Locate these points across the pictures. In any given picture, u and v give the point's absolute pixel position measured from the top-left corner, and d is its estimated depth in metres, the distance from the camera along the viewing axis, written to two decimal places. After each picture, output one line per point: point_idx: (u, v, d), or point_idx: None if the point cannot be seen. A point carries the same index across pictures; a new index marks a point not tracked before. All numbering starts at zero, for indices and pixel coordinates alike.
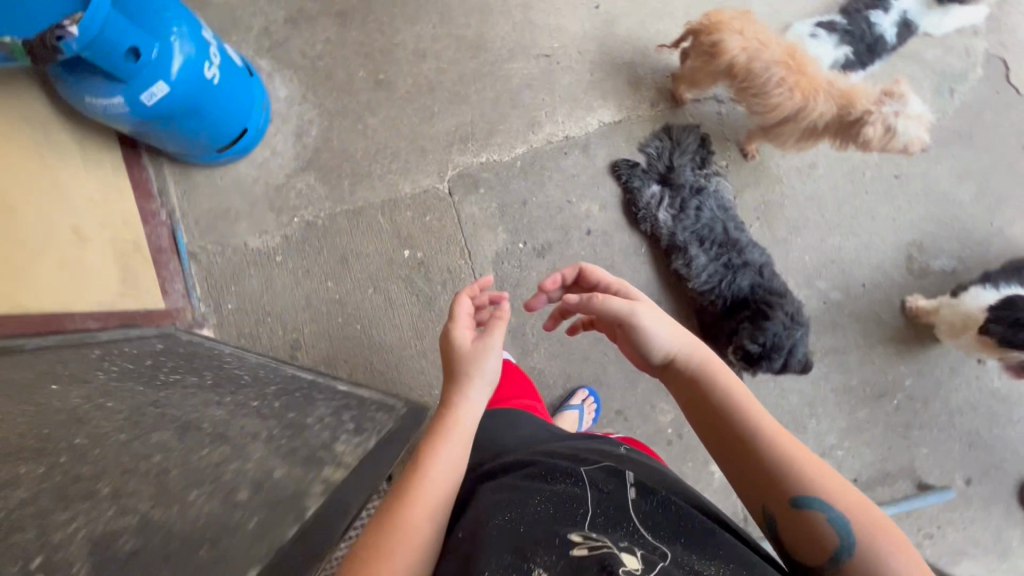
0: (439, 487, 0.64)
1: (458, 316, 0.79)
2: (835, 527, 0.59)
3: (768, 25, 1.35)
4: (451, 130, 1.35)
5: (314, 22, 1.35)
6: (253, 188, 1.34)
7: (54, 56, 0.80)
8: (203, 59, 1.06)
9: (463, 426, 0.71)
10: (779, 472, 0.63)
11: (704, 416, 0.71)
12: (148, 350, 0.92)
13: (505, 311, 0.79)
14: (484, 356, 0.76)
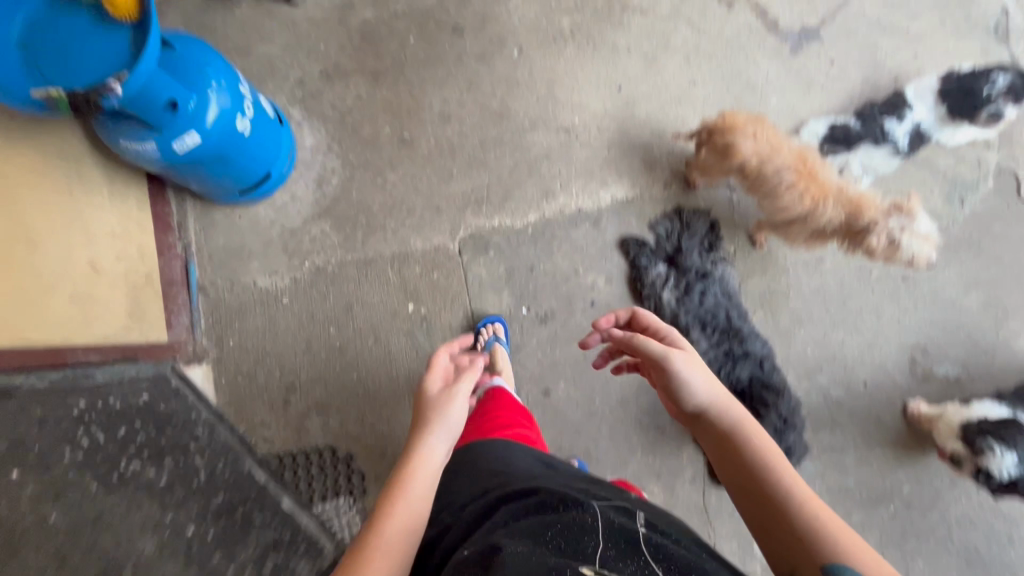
0: (403, 521, 0.69)
1: (435, 366, 0.86)
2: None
3: (783, 120, 1.39)
4: (466, 192, 1.38)
5: (346, 78, 1.40)
6: (269, 229, 1.37)
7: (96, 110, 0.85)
8: (236, 111, 1.10)
9: (429, 466, 0.75)
10: (805, 530, 0.64)
11: (735, 468, 0.74)
12: (134, 405, 0.93)
13: (475, 368, 0.86)
14: (449, 404, 0.81)
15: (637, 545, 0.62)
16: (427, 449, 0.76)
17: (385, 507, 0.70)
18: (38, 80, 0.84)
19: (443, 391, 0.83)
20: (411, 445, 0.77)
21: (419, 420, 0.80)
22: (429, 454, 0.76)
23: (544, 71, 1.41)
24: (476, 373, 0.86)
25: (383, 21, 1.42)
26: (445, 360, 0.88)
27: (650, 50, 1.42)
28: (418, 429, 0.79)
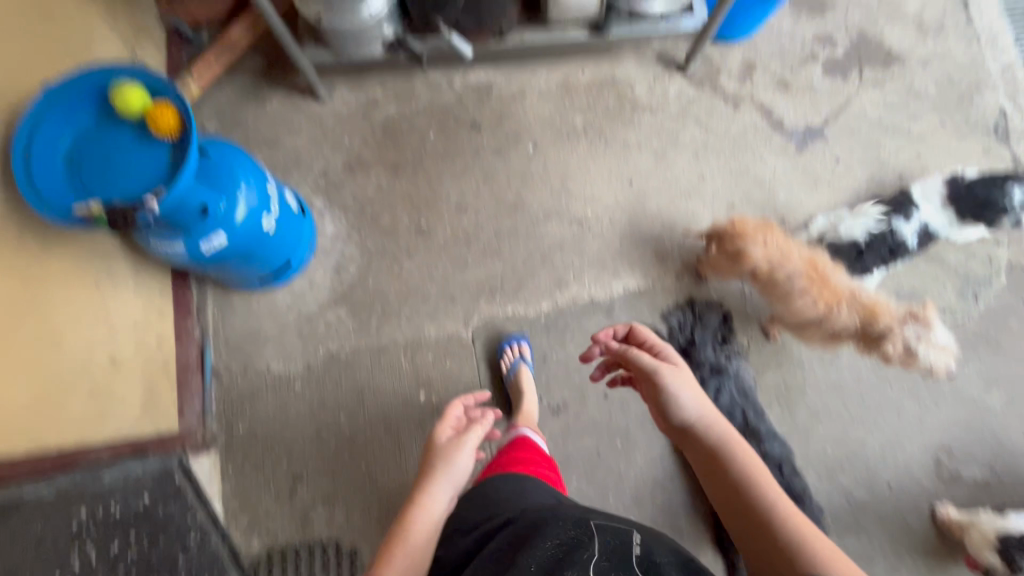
0: (415, 550, 0.82)
1: (447, 417, 1.00)
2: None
3: (790, 215, 1.43)
4: (480, 281, 1.40)
5: (368, 169, 1.46)
6: (285, 314, 1.39)
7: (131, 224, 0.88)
8: (263, 211, 1.14)
9: (436, 507, 0.87)
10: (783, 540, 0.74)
11: (721, 480, 0.85)
12: (132, 511, 0.91)
13: (484, 423, 0.98)
14: (455, 455, 0.93)
15: (626, 558, 0.73)
16: (430, 496, 0.88)
17: (396, 542, 0.83)
18: (81, 194, 0.88)
19: (452, 440, 0.95)
20: (422, 485, 0.90)
21: (429, 465, 0.93)
22: (435, 500, 0.88)
23: (558, 165, 1.47)
24: (484, 428, 0.98)
25: (405, 117, 1.49)
26: (457, 413, 1.01)
27: (660, 147, 1.47)
28: (429, 474, 0.91)
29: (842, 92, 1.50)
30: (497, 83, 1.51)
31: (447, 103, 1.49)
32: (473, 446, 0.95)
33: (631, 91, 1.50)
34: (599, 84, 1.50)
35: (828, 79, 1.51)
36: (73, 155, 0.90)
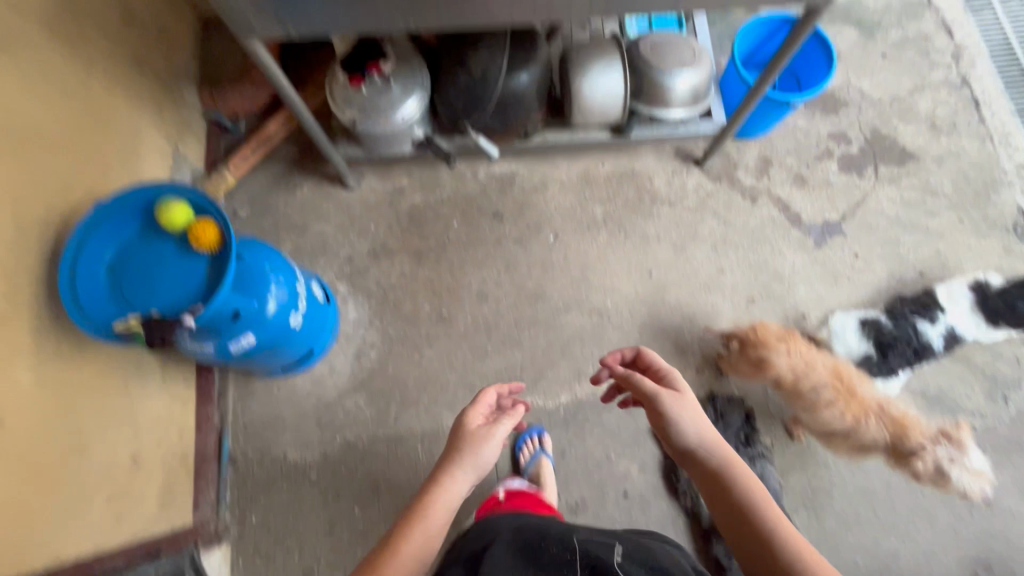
0: (427, 533, 0.88)
1: (479, 402, 1.05)
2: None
3: (811, 311, 1.42)
4: (500, 371, 1.40)
5: (392, 256, 1.50)
6: (304, 401, 1.39)
7: (165, 342, 0.90)
8: (290, 308, 1.16)
9: (455, 489, 0.94)
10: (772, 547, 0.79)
11: (722, 499, 0.88)
12: None
13: (515, 413, 1.04)
14: (484, 441, 0.99)
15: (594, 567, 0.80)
16: (453, 477, 0.95)
17: (412, 523, 0.88)
18: (121, 307, 0.91)
19: (482, 426, 1.01)
20: (444, 468, 0.96)
21: (454, 449, 0.98)
22: (456, 483, 0.94)
23: (579, 255, 1.49)
24: (512, 420, 1.03)
25: (429, 205, 1.53)
26: (489, 399, 1.07)
27: (679, 239, 1.49)
28: (453, 457, 0.97)
29: (859, 188, 1.53)
30: (519, 174, 1.55)
31: (471, 192, 1.54)
32: (502, 435, 1.01)
33: (650, 183, 1.54)
34: (618, 176, 1.54)
35: (844, 175, 1.54)
36: (115, 264, 0.93)
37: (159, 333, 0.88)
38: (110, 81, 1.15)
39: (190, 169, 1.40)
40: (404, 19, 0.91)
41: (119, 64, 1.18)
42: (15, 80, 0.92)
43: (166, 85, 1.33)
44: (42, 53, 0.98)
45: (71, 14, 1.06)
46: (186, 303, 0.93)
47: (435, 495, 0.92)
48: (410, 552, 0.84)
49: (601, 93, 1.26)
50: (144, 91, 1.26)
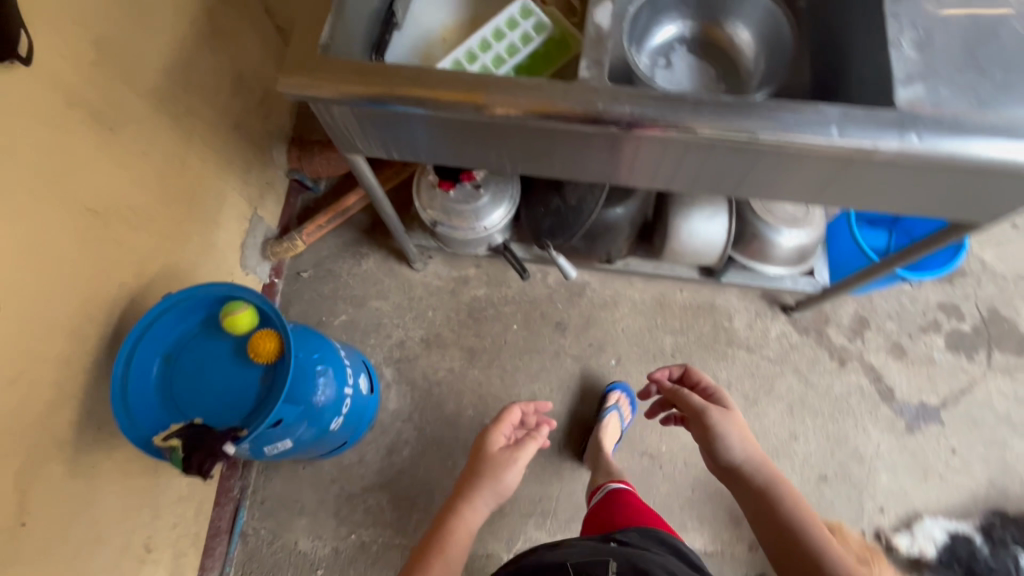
0: (456, 552, 0.93)
1: (503, 424, 1.09)
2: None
3: (891, 504, 1.27)
4: (534, 500, 1.31)
5: (444, 348, 1.43)
6: (327, 487, 1.32)
7: (197, 474, 0.81)
8: (331, 414, 1.12)
9: (481, 509, 0.98)
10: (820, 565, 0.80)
11: (763, 519, 0.88)
12: None
13: (539, 435, 1.08)
14: (509, 464, 1.03)
15: None
16: (478, 498, 0.99)
17: (443, 538, 0.94)
18: (167, 409, 0.89)
19: (505, 448, 1.05)
20: (467, 487, 1.01)
21: (477, 470, 1.03)
22: (481, 506, 0.99)
23: (639, 386, 1.39)
24: (538, 440, 1.07)
25: (492, 301, 1.47)
26: (513, 421, 1.11)
27: (752, 390, 1.37)
28: (473, 481, 1.01)
29: (965, 372, 1.37)
30: (591, 285, 1.47)
31: (537, 295, 1.46)
32: (527, 455, 1.05)
33: (730, 322, 1.42)
34: (695, 308, 1.44)
35: (951, 355, 1.38)
36: (173, 356, 0.91)
37: (197, 461, 0.80)
38: (206, 148, 1.14)
39: (263, 231, 1.38)
40: (512, 163, 0.85)
41: (219, 130, 1.18)
42: (117, 158, 0.91)
43: (258, 146, 1.33)
44: (148, 128, 0.97)
45: (185, 86, 1.06)
46: (232, 420, 0.89)
47: (459, 518, 0.97)
48: (442, 557, 0.91)
49: (699, 236, 1.17)
50: (237, 155, 1.25)
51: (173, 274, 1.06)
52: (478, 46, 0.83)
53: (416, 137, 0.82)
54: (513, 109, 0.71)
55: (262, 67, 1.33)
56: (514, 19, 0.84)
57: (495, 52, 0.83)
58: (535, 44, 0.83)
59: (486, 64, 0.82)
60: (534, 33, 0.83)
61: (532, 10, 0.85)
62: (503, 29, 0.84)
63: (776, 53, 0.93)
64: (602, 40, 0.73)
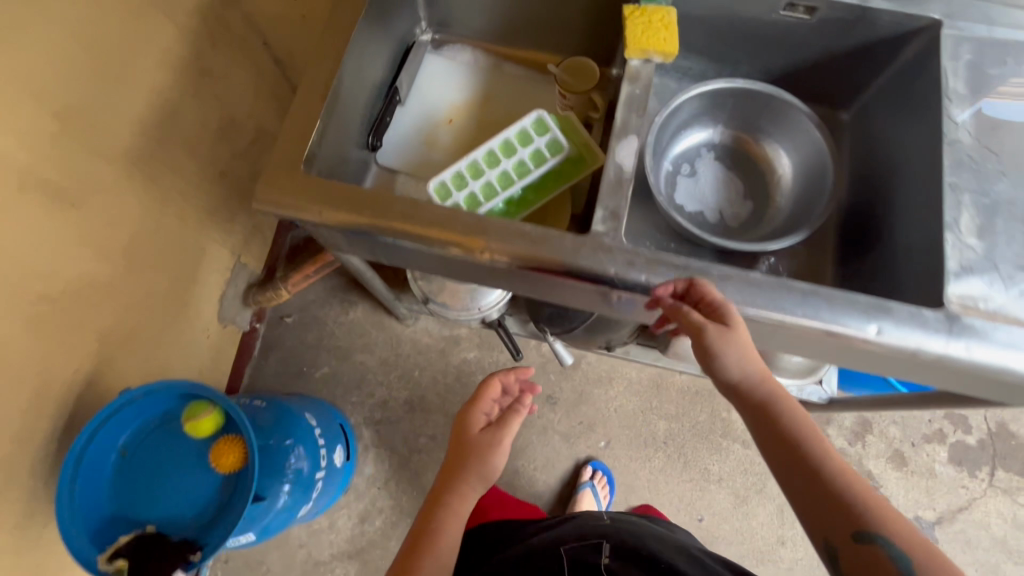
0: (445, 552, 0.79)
1: (483, 399, 0.88)
2: (900, 566, 0.49)
3: None
4: None
5: (428, 413, 1.37)
6: (293, 551, 1.28)
7: None
8: (300, 500, 1.06)
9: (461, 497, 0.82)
10: (839, 498, 0.53)
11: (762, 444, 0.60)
12: None
13: (524, 408, 0.86)
14: (496, 450, 0.84)
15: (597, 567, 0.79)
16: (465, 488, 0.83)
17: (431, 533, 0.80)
18: (120, 513, 0.82)
19: (487, 430, 0.85)
20: (452, 472, 0.84)
21: (459, 460, 0.85)
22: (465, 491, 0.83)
23: (627, 472, 1.34)
24: (523, 415, 0.86)
25: (482, 366, 1.40)
26: (494, 396, 0.88)
27: (743, 488, 1.32)
28: (457, 470, 0.84)
29: (965, 489, 1.31)
30: (587, 359, 1.40)
31: (529, 364, 1.39)
32: (512, 433, 0.86)
33: (728, 412, 1.37)
34: (693, 394, 1.37)
35: (953, 468, 1.33)
36: (128, 451, 0.83)
37: None
38: (186, 200, 1.05)
39: (246, 276, 1.30)
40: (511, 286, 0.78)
41: (202, 179, 1.09)
42: (80, 234, 0.82)
43: (245, 189, 1.24)
44: (117, 193, 0.89)
45: (163, 138, 0.97)
46: (189, 530, 0.83)
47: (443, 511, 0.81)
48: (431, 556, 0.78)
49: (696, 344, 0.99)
50: (221, 201, 1.16)
51: (139, 344, 0.98)
52: (484, 159, 0.75)
53: (407, 258, 0.73)
54: (519, 261, 0.63)
55: (256, 104, 1.23)
56: (529, 134, 0.76)
57: (503, 169, 0.75)
58: (549, 165, 0.74)
59: (492, 182, 0.74)
60: (548, 154, 0.74)
61: (549, 126, 0.76)
62: (514, 144, 0.75)
63: (814, 175, 0.81)
64: (624, 187, 0.65)
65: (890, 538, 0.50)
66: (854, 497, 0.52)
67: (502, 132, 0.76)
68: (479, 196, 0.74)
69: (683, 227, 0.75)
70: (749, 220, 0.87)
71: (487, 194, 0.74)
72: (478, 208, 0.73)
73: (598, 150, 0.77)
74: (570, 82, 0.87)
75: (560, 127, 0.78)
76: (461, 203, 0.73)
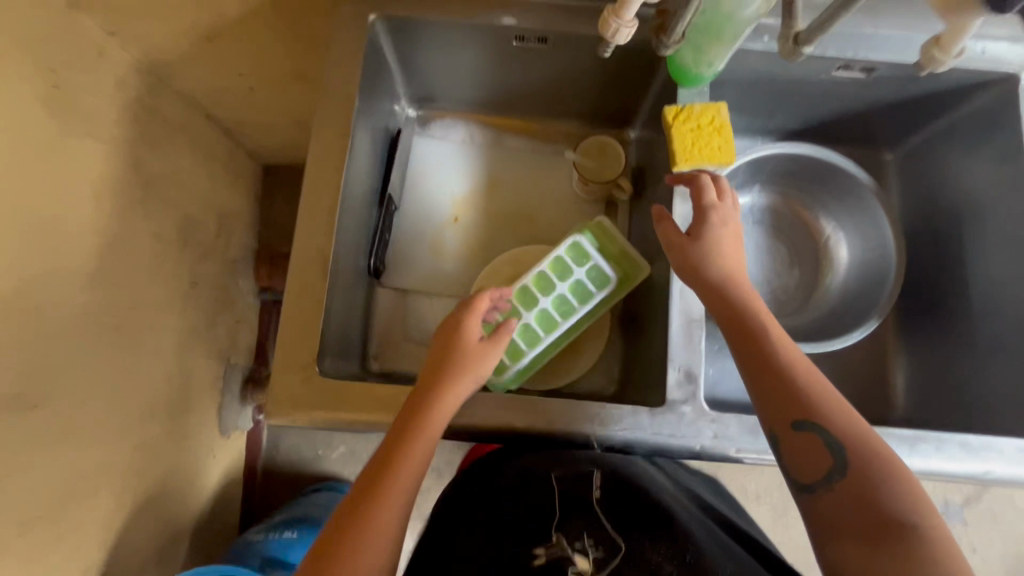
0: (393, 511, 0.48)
1: None
2: (834, 455, 0.46)
3: None
4: None
5: None
6: None
7: None
8: None
9: (434, 434, 0.52)
10: (795, 386, 0.48)
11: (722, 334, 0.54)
12: None
13: None
14: (482, 362, 0.57)
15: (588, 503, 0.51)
16: (444, 407, 0.53)
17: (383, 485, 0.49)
18: None
19: None
20: (423, 388, 0.54)
21: None
22: (453, 407, 0.54)
23: None
24: None
25: None
26: None
27: (780, 500, 1.33)
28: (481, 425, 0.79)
29: None
30: None
31: None
32: None
33: None
34: None
35: None
36: None
37: None
38: (160, 331, 0.92)
39: (240, 375, 1.18)
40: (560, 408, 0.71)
41: (172, 300, 0.95)
42: (52, 436, 0.70)
43: (219, 287, 1.10)
44: (82, 368, 0.75)
45: (121, 279, 0.82)
46: None
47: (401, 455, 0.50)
48: (391, 507, 0.48)
49: None
50: (197, 313, 1.02)
51: (144, 508, 0.88)
52: (518, 298, 0.66)
53: None
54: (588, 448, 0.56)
55: (212, 189, 1.07)
56: (566, 263, 0.67)
57: (543, 308, 0.66)
58: (596, 300, 0.66)
59: (531, 325, 0.65)
60: (593, 290, 0.65)
61: (588, 252, 0.67)
62: (552, 278, 0.66)
63: (871, 243, 0.74)
64: (693, 335, 0.57)
65: (829, 427, 0.47)
66: (810, 385, 0.48)
67: (535, 265, 0.66)
68: (519, 344, 0.65)
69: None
70: (800, 292, 0.78)
71: (528, 341, 0.65)
72: (520, 360, 0.64)
73: (644, 268, 0.68)
74: (596, 164, 0.79)
75: (599, 247, 0.69)
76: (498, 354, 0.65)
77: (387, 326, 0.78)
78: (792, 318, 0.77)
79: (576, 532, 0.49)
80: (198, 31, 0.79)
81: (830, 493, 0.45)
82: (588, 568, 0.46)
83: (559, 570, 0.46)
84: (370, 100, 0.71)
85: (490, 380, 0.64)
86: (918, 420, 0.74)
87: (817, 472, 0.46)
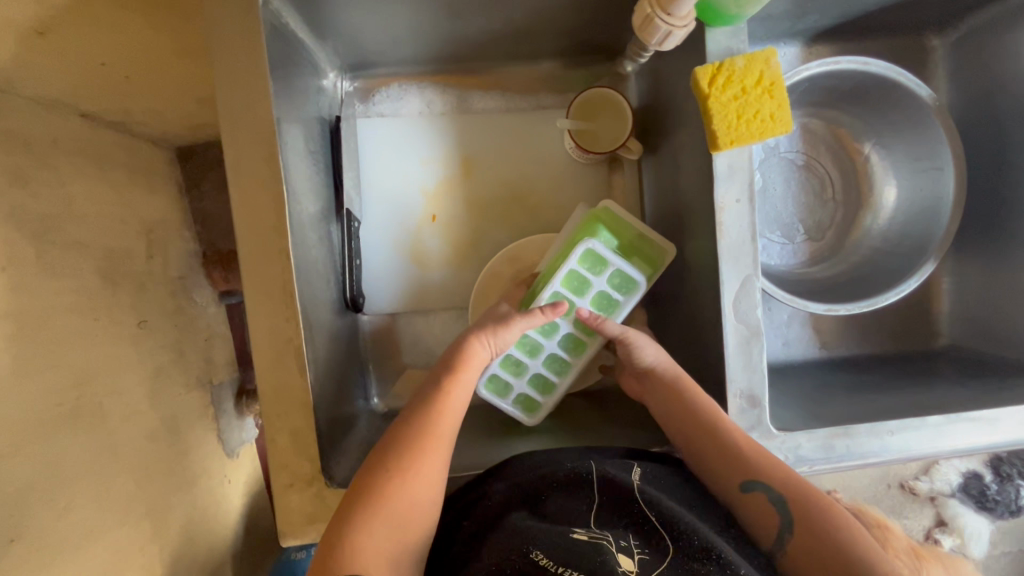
0: (419, 495, 0.46)
1: None
2: (779, 511, 0.46)
3: None
4: None
5: None
6: None
7: None
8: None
9: (476, 369, 0.55)
10: (736, 458, 0.49)
11: (670, 423, 0.54)
12: None
13: None
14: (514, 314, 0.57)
15: (628, 497, 0.47)
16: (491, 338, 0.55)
17: (416, 445, 0.48)
18: None
19: None
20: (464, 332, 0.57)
21: None
22: (503, 338, 0.56)
23: None
24: None
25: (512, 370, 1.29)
26: None
27: None
28: None
29: None
30: None
31: None
32: None
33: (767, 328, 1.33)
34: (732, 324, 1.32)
35: None
36: None
37: None
38: (129, 392, 0.79)
39: (229, 391, 1.08)
40: (594, 412, 0.66)
41: (128, 353, 0.81)
42: (44, 562, 0.61)
43: (173, 312, 0.95)
44: (49, 477, 0.64)
45: (60, 361, 0.68)
46: None
47: (430, 435, 0.49)
48: (441, 445, 0.49)
49: (821, 363, 0.71)
50: (163, 352, 0.89)
51: (173, 568, 0.84)
52: (538, 330, 0.59)
53: (460, 450, 0.59)
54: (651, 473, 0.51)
55: (124, 202, 0.86)
56: (582, 276, 0.57)
57: (566, 333, 0.60)
58: (624, 311, 0.59)
59: (558, 353, 0.60)
60: (619, 302, 0.58)
61: (605, 257, 0.57)
62: (569, 297, 0.58)
63: (924, 165, 0.63)
64: (753, 352, 0.50)
65: (770, 484, 0.47)
66: (752, 449, 0.49)
67: (547, 288, 0.57)
68: (549, 376, 0.61)
69: (779, 300, 0.59)
70: (835, 232, 0.70)
71: (557, 370, 0.61)
72: (552, 392, 0.61)
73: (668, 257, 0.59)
74: (597, 127, 0.65)
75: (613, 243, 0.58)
76: (528, 391, 0.61)
77: (380, 358, 0.68)
78: (832, 263, 0.69)
79: (620, 533, 0.45)
80: (26, 27, 0.55)
81: (785, 556, 0.45)
82: (634, 569, 0.42)
83: (600, 553, 0.43)
84: (294, 100, 0.54)
85: (529, 420, 0.62)
86: (965, 348, 0.68)
87: (769, 532, 0.46)
